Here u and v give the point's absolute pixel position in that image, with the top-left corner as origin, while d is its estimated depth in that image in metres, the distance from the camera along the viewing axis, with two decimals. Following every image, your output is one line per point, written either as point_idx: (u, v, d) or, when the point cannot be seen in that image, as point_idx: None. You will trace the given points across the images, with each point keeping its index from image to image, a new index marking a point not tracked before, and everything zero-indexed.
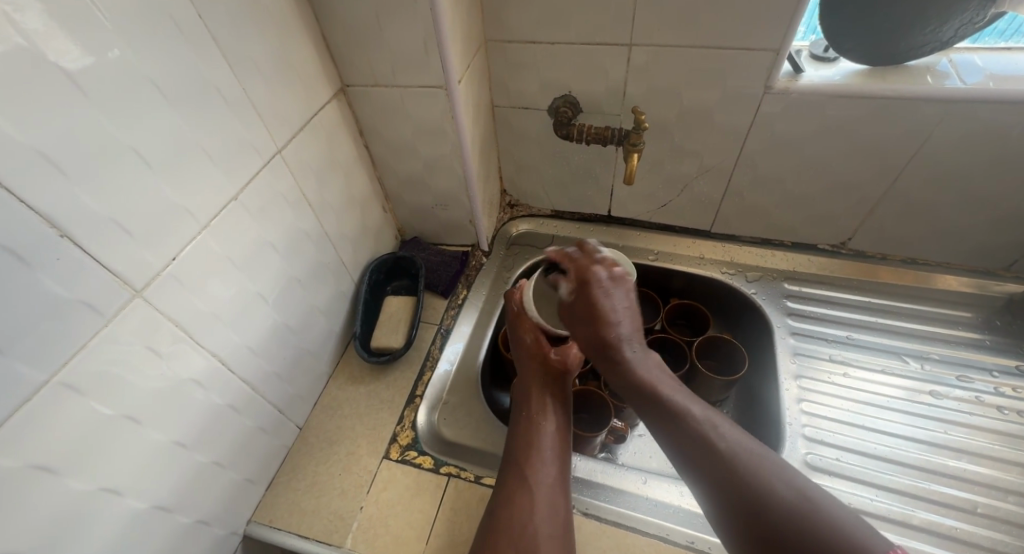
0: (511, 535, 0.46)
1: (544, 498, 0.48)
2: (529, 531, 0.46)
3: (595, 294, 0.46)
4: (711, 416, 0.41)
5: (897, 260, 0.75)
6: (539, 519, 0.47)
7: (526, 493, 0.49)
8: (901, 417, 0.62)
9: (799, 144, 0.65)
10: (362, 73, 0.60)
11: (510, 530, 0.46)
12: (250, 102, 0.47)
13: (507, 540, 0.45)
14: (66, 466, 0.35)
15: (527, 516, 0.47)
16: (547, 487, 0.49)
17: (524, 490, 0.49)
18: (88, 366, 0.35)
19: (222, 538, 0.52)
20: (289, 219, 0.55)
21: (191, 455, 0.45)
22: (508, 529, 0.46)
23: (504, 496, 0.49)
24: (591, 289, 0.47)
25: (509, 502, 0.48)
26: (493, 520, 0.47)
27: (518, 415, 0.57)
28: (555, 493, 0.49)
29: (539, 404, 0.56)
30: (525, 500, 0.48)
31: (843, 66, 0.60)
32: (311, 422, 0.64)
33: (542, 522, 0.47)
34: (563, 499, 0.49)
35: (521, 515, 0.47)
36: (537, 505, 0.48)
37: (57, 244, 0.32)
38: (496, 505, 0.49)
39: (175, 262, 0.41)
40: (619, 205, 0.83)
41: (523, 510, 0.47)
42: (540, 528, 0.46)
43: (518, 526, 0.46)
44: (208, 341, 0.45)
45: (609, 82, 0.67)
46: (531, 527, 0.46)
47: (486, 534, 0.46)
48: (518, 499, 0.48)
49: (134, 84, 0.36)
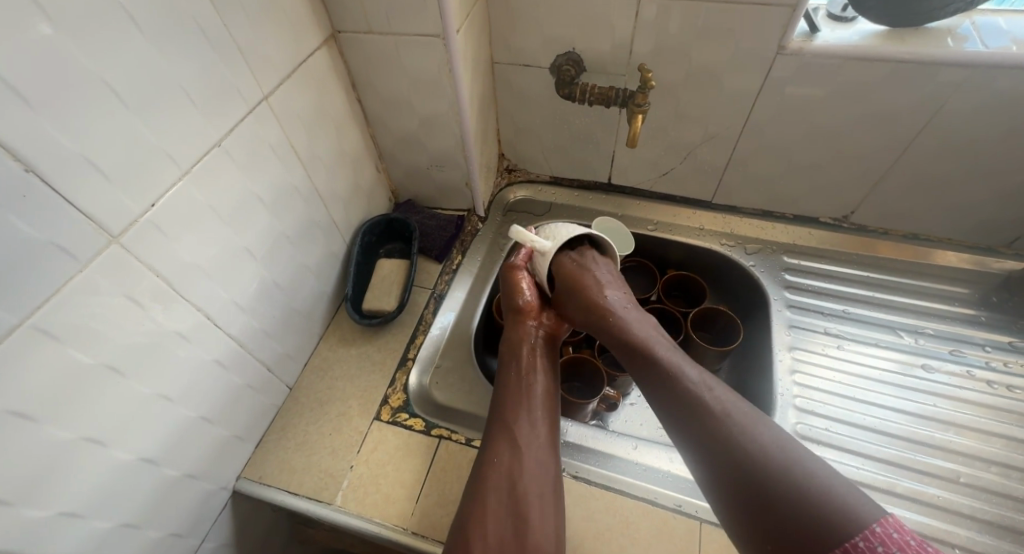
0: (500, 491, 0.46)
1: (534, 455, 0.49)
2: (519, 489, 0.46)
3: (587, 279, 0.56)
4: (718, 391, 0.43)
5: (899, 235, 0.74)
6: (527, 478, 0.47)
7: (511, 449, 0.49)
8: (892, 390, 0.62)
9: (809, 111, 0.63)
10: (355, 19, 0.56)
11: (500, 482, 0.47)
12: (233, 40, 0.44)
13: (496, 499, 0.46)
14: (43, 414, 0.33)
15: (515, 472, 0.47)
16: (537, 446, 0.49)
17: (514, 448, 0.49)
18: (62, 312, 0.33)
19: (210, 493, 0.51)
20: (277, 172, 0.53)
21: (177, 409, 0.45)
22: (496, 485, 0.47)
23: (490, 454, 0.49)
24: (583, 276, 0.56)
25: (496, 460, 0.48)
26: (478, 474, 0.48)
27: (505, 369, 0.55)
28: (542, 449, 0.49)
29: (528, 363, 0.55)
30: (512, 457, 0.48)
31: (861, 27, 0.58)
32: (301, 383, 0.63)
33: (529, 481, 0.47)
34: (551, 459, 0.49)
35: (510, 471, 0.48)
36: (527, 464, 0.48)
37: (24, 181, 0.30)
38: (482, 465, 0.49)
39: (154, 208, 0.39)
40: (620, 172, 0.81)
41: (512, 465, 0.48)
42: (526, 487, 0.47)
43: (506, 480, 0.47)
44: (193, 294, 0.44)
45: (616, 39, 0.63)
46: (520, 484, 0.47)
47: (473, 495, 0.47)
48: (505, 457, 0.48)
49: (106, 12, 0.33)
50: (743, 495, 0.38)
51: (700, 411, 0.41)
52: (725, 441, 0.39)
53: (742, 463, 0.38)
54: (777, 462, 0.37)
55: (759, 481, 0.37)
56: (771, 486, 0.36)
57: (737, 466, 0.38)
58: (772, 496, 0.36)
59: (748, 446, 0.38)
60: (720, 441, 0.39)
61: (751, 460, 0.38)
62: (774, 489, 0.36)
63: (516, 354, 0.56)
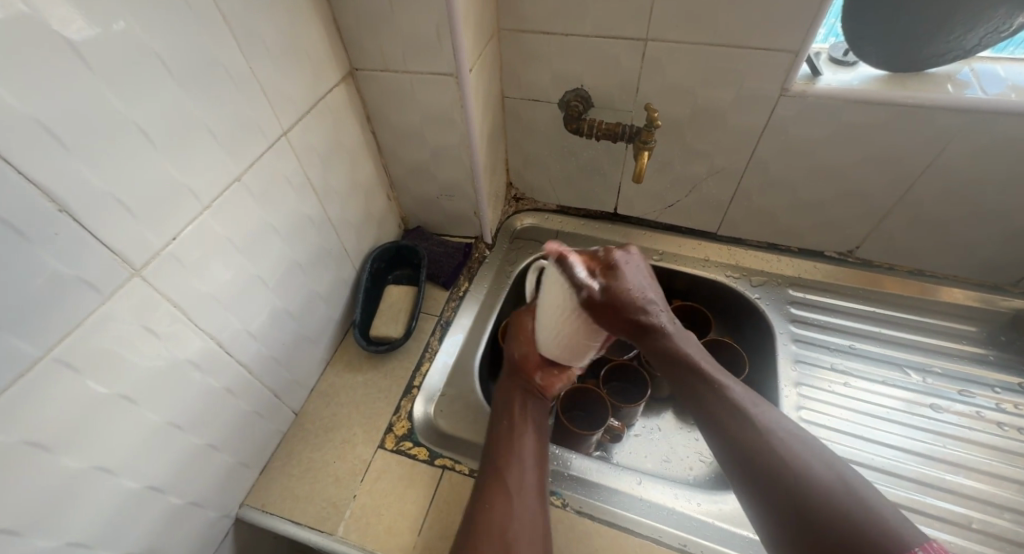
0: (490, 539, 0.46)
1: (524, 506, 0.48)
2: (509, 537, 0.46)
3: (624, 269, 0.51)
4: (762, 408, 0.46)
5: (905, 270, 0.74)
6: (517, 527, 0.47)
7: (504, 495, 0.49)
8: (899, 429, 0.62)
9: (813, 149, 0.64)
10: (373, 57, 0.59)
11: (490, 530, 0.47)
12: (256, 80, 0.46)
13: (485, 546, 0.45)
14: (58, 443, 0.34)
15: (505, 521, 0.47)
16: (526, 497, 0.49)
17: (505, 496, 0.49)
18: (82, 344, 0.34)
19: (213, 521, 0.51)
20: (293, 203, 0.54)
21: (186, 437, 0.45)
22: (486, 534, 0.46)
23: (482, 499, 0.49)
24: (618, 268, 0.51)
25: (490, 506, 0.48)
26: (473, 521, 0.48)
27: (500, 421, 0.56)
28: (531, 501, 0.49)
29: (522, 418, 0.56)
30: (504, 504, 0.48)
31: (863, 71, 0.60)
32: (307, 409, 0.64)
33: (522, 532, 0.47)
34: (540, 510, 0.49)
35: (499, 520, 0.47)
36: (516, 513, 0.48)
37: (56, 220, 0.31)
38: (474, 509, 0.49)
39: (176, 241, 0.40)
40: (626, 203, 0.82)
41: (501, 513, 0.48)
42: (519, 538, 0.46)
43: (498, 529, 0.47)
44: (207, 323, 0.45)
45: (623, 78, 0.65)
46: (509, 532, 0.46)
47: (464, 539, 0.46)
48: (497, 506, 0.48)
49: (139, 60, 0.35)
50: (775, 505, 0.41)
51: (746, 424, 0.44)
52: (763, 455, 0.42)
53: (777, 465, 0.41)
54: (812, 476, 0.40)
55: (791, 489, 0.40)
56: (806, 499, 0.39)
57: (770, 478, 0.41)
58: (793, 495, 0.40)
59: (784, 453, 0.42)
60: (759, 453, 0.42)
61: (787, 471, 0.41)
62: (798, 489, 0.40)
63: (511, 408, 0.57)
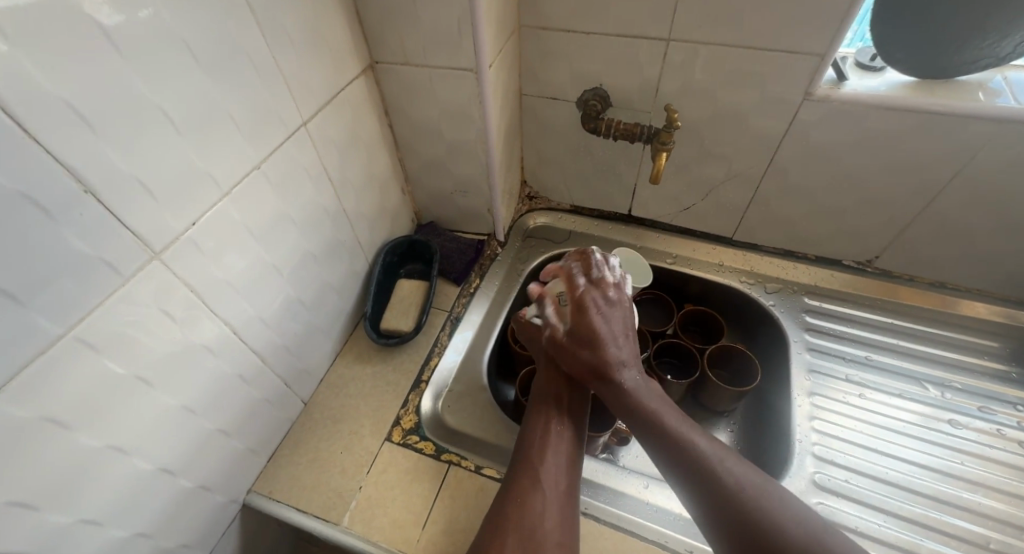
0: (520, 536, 0.45)
1: (556, 501, 0.47)
2: (540, 533, 0.45)
3: (594, 318, 0.56)
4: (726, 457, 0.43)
5: (925, 282, 0.73)
6: (548, 523, 0.46)
7: (538, 491, 0.48)
8: (915, 443, 0.60)
9: (835, 155, 0.63)
10: (393, 51, 0.59)
11: (520, 524, 0.46)
12: (279, 69, 0.46)
13: (515, 541, 0.45)
14: (76, 421, 0.34)
15: (538, 516, 0.46)
16: (559, 492, 0.48)
17: (537, 491, 0.48)
18: (102, 324, 0.35)
19: (221, 506, 0.52)
20: (310, 193, 0.55)
21: (198, 421, 0.46)
22: (517, 530, 0.45)
23: (514, 493, 0.48)
24: (589, 313, 0.56)
25: (522, 499, 0.47)
26: (502, 510, 0.47)
27: (535, 411, 0.55)
28: (565, 497, 0.48)
29: (557, 406, 0.55)
30: (538, 500, 0.47)
31: (890, 77, 0.59)
32: (316, 398, 0.64)
33: (552, 525, 0.46)
34: (572, 509, 0.48)
35: (532, 515, 0.46)
36: (549, 509, 0.47)
37: (81, 200, 0.32)
38: (505, 502, 0.48)
39: (195, 227, 0.40)
40: (641, 205, 0.82)
41: (533, 508, 0.47)
42: (548, 537, 0.45)
43: (530, 524, 0.46)
44: (222, 309, 0.45)
45: (643, 78, 0.65)
46: (540, 529, 0.45)
47: (492, 534, 0.45)
48: (530, 501, 0.47)
49: (168, 45, 0.35)
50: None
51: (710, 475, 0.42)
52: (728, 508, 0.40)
53: (752, 526, 0.39)
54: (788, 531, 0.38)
55: (764, 543, 0.38)
56: None
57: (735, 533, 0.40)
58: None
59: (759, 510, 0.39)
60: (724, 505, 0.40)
61: (765, 527, 0.38)
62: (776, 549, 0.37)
63: (545, 396, 0.56)
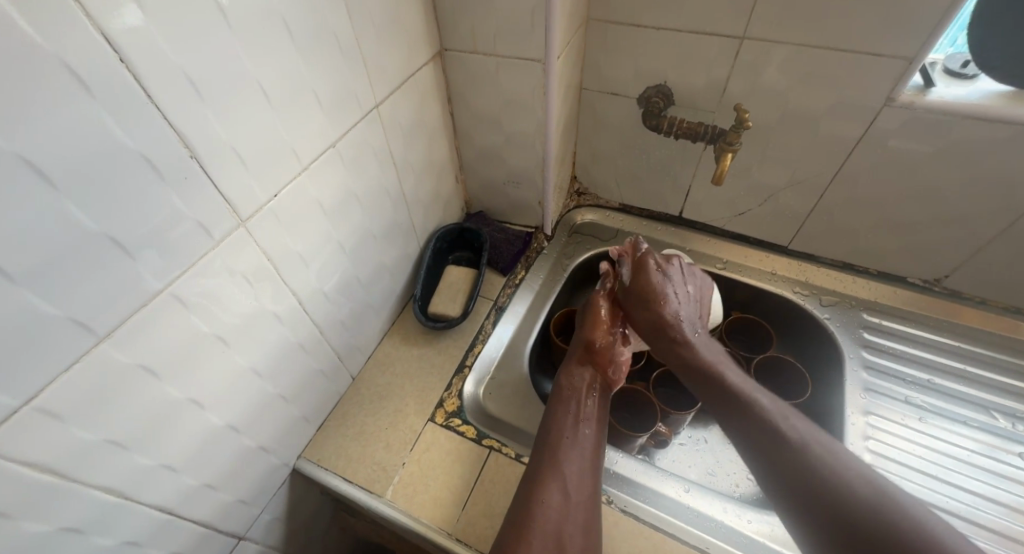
0: (541, 535, 0.45)
1: (577, 504, 0.48)
2: (561, 534, 0.46)
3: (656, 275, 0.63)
4: (812, 431, 0.48)
5: (998, 306, 0.69)
6: (569, 524, 0.47)
7: (560, 492, 0.48)
8: (980, 474, 0.57)
9: (912, 165, 0.60)
10: (464, 38, 0.60)
11: (540, 523, 0.46)
12: (360, 51, 0.47)
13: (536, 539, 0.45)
14: (166, 372, 0.37)
15: (559, 519, 0.47)
16: (579, 494, 0.49)
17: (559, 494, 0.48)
18: (194, 283, 0.37)
19: (275, 467, 0.54)
20: (375, 173, 0.56)
21: (262, 383, 0.48)
22: (537, 529, 0.46)
23: (534, 491, 0.49)
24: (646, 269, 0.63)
25: (542, 500, 0.48)
26: (522, 506, 0.48)
27: (557, 411, 0.56)
28: (584, 500, 0.49)
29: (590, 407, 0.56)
30: (559, 503, 0.48)
31: (982, 86, 0.55)
32: (363, 374, 0.66)
33: (572, 527, 0.46)
34: (591, 510, 0.48)
35: (552, 515, 0.47)
36: (570, 512, 0.47)
37: (185, 164, 0.34)
38: (527, 501, 0.48)
39: (276, 199, 0.42)
40: (694, 207, 0.80)
41: (554, 509, 0.47)
42: (571, 537, 0.46)
43: (551, 525, 0.46)
44: (291, 279, 0.47)
45: (711, 77, 0.64)
46: (562, 530, 0.46)
47: (514, 530, 0.46)
48: (550, 501, 0.48)
49: (268, 23, 0.37)
50: (799, 505, 0.43)
51: (793, 443, 0.46)
52: (808, 471, 0.44)
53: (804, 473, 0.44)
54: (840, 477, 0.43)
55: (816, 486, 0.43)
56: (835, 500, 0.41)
57: (799, 492, 0.43)
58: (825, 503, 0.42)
59: (815, 462, 0.44)
60: (793, 462, 0.45)
61: (818, 479, 0.43)
62: (828, 496, 0.42)
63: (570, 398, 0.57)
